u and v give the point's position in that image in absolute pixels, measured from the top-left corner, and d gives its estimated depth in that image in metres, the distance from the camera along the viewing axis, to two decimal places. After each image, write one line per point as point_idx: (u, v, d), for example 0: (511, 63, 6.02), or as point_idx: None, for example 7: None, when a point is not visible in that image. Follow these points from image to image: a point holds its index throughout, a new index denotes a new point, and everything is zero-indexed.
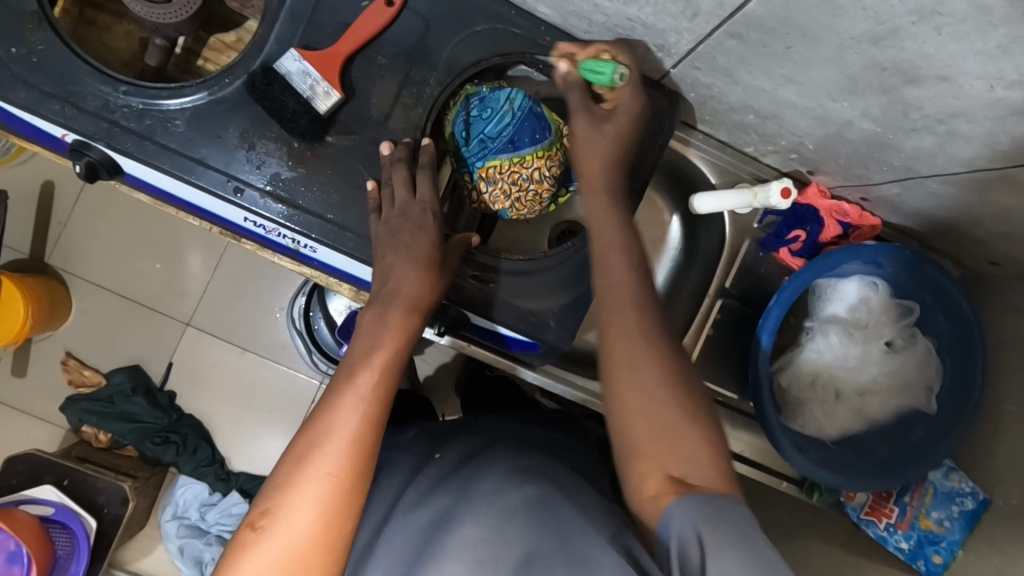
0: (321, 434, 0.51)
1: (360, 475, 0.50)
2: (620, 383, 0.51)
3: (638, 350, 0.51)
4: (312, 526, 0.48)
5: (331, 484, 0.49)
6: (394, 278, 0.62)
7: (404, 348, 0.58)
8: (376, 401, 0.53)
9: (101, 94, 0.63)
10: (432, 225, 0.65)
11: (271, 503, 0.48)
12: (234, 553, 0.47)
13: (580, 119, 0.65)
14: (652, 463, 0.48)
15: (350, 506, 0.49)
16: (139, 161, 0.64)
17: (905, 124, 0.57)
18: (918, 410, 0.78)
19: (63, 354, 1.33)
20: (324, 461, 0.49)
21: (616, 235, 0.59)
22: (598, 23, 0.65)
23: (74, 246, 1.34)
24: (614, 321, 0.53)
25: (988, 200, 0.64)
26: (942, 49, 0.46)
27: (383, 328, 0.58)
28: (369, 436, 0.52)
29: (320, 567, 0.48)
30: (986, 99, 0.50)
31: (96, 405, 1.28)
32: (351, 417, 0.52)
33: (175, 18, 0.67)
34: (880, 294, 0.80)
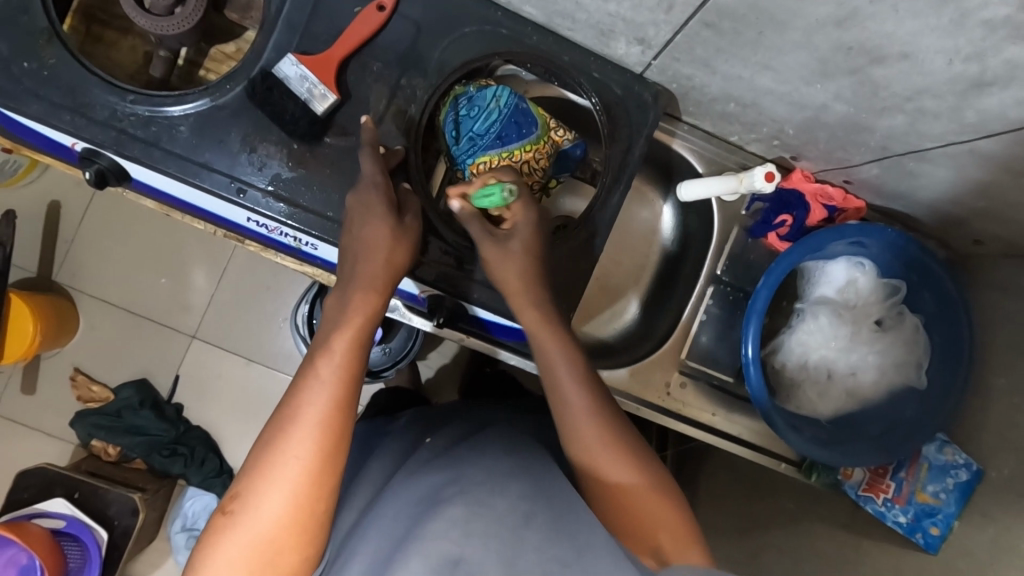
0: (289, 419, 0.53)
1: (331, 456, 0.53)
2: (591, 473, 0.57)
3: (594, 434, 0.57)
4: (283, 509, 0.50)
5: (300, 470, 0.51)
6: (361, 263, 0.62)
7: (364, 329, 0.59)
8: (337, 385, 0.55)
9: (109, 104, 0.66)
10: (380, 199, 0.65)
11: (240, 490, 0.51)
12: (207, 539, 0.50)
13: (489, 248, 0.66)
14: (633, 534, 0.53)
15: (323, 488, 0.52)
16: (147, 167, 0.67)
17: (877, 104, 0.60)
18: (908, 386, 0.80)
19: (71, 369, 1.36)
20: (290, 449, 0.51)
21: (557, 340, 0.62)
22: (582, 20, 0.68)
23: (82, 261, 1.37)
24: (573, 432, 0.58)
25: (964, 176, 0.67)
26: (901, 27, 0.48)
27: (346, 313, 0.59)
28: (338, 419, 0.54)
29: (295, 545, 0.50)
30: (948, 73, 0.52)
31: (104, 420, 1.30)
32: (316, 404, 0.53)
33: (177, 29, 0.69)
34: (867, 274, 0.82)
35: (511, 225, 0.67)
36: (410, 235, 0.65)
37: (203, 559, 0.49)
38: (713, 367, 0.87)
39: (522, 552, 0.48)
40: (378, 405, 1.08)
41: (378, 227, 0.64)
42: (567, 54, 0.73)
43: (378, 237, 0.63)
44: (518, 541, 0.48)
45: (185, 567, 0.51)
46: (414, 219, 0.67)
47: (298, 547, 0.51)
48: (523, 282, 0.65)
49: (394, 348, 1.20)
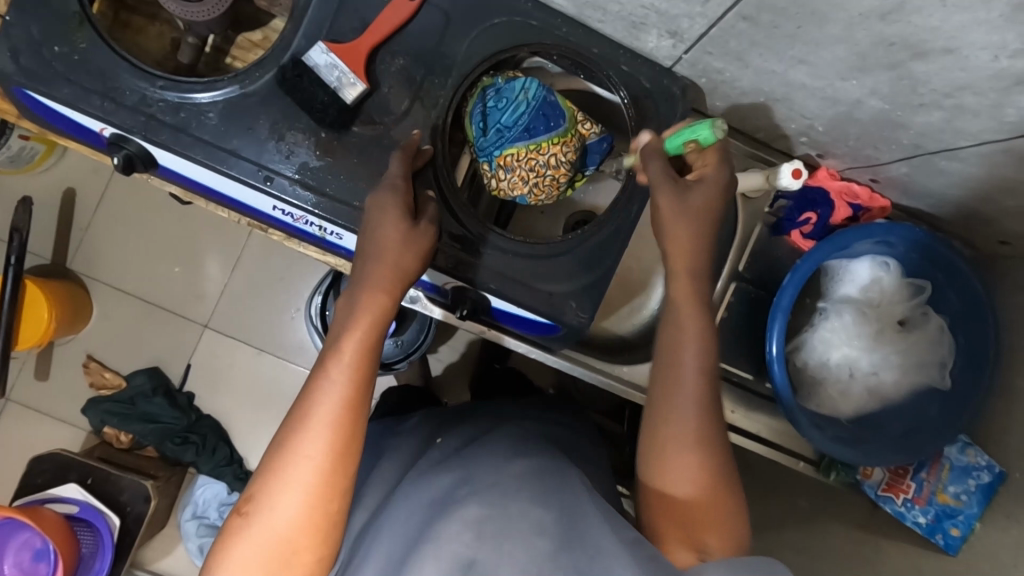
0: (300, 421, 0.53)
1: (343, 456, 0.53)
2: (656, 470, 0.55)
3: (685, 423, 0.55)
4: (296, 511, 0.51)
5: (315, 473, 0.52)
6: (371, 261, 0.61)
7: (374, 329, 0.59)
8: (347, 387, 0.55)
9: (139, 89, 0.66)
10: (399, 198, 0.64)
11: (255, 493, 0.52)
12: (224, 540, 0.51)
13: (664, 192, 0.61)
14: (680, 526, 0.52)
15: (336, 489, 0.53)
16: (175, 153, 0.68)
17: (914, 100, 0.59)
18: (932, 386, 0.79)
19: (85, 356, 1.36)
20: (304, 452, 0.52)
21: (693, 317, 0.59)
22: (613, 12, 0.68)
23: (98, 248, 1.37)
24: (661, 421, 0.56)
25: (997, 175, 0.66)
26: (948, 21, 0.48)
27: (355, 313, 0.59)
28: (348, 420, 0.54)
29: (311, 545, 0.51)
30: (991, 69, 0.51)
31: (117, 407, 1.31)
32: (328, 407, 0.54)
33: (205, 16, 0.69)
34: (892, 273, 0.81)
35: (698, 175, 0.62)
36: (423, 236, 0.64)
37: (220, 559, 0.51)
38: (733, 365, 0.87)
39: (539, 557, 0.47)
40: (389, 403, 1.09)
41: (391, 227, 0.62)
42: (596, 47, 0.73)
43: (391, 238, 0.62)
44: (533, 545, 0.48)
45: (202, 568, 0.52)
46: (429, 223, 0.65)
47: (313, 547, 0.52)
48: (692, 248, 0.60)
49: (407, 341, 1.21)
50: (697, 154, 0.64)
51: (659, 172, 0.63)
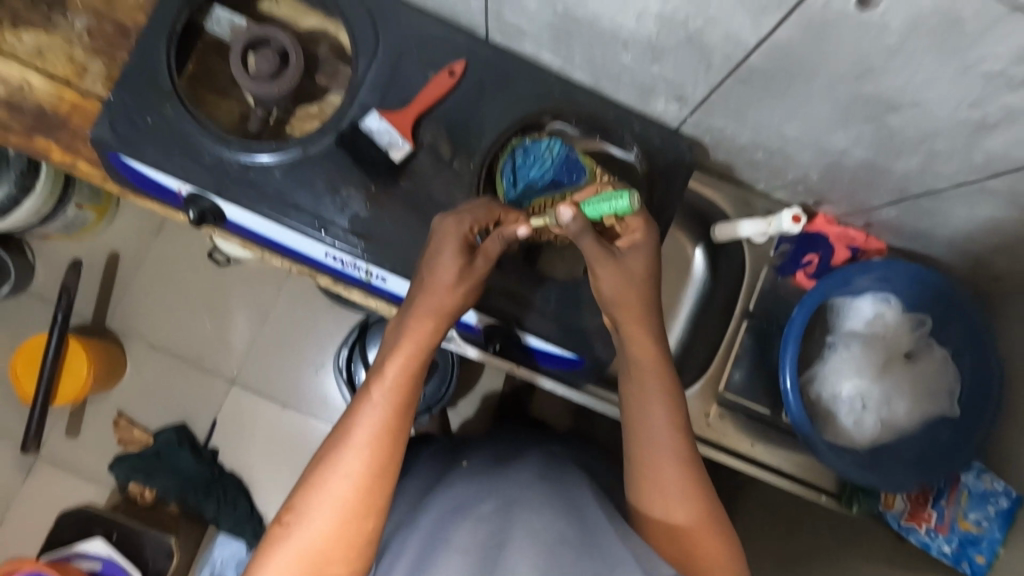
0: (343, 437, 0.58)
1: (379, 475, 0.58)
2: (651, 501, 0.61)
3: (673, 468, 0.60)
4: (331, 525, 0.55)
5: (352, 490, 0.56)
6: (421, 293, 0.65)
7: (417, 356, 0.63)
8: (387, 411, 0.59)
9: (215, 153, 0.77)
10: (461, 233, 0.67)
11: (296, 505, 0.56)
12: (266, 546, 0.55)
13: (603, 266, 0.66)
14: (686, 551, 0.58)
15: (370, 506, 0.57)
16: (244, 207, 0.77)
17: (894, 148, 0.67)
18: (944, 416, 0.83)
19: (115, 414, 1.45)
20: (343, 468, 0.57)
21: (659, 377, 0.64)
22: (625, 81, 0.78)
23: (138, 307, 1.48)
24: (658, 476, 0.60)
25: (979, 214, 0.73)
26: (911, 80, 0.56)
27: (399, 339, 0.63)
28: (389, 440, 0.59)
29: (343, 558, 0.56)
30: (955, 118, 0.59)
31: (144, 461, 1.37)
32: (368, 428, 0.58)
33: (275, 91, 0.79)
34: (893, 308, 0.87)
35: (629, 241, 0.67)
36: (474, 274, 0.66)
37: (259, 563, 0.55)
38: (749, 400, 0.92)
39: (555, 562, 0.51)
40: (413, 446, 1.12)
41: (448, 259, 0.66)
42: (612, 112, 0.83)
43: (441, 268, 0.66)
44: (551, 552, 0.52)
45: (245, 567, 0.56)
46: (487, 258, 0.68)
47: (344, 559, 0.56)
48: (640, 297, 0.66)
49: (429, 392, 1.28)
50: (618, 222, 0.68)
51: (593, 247, 0.65)
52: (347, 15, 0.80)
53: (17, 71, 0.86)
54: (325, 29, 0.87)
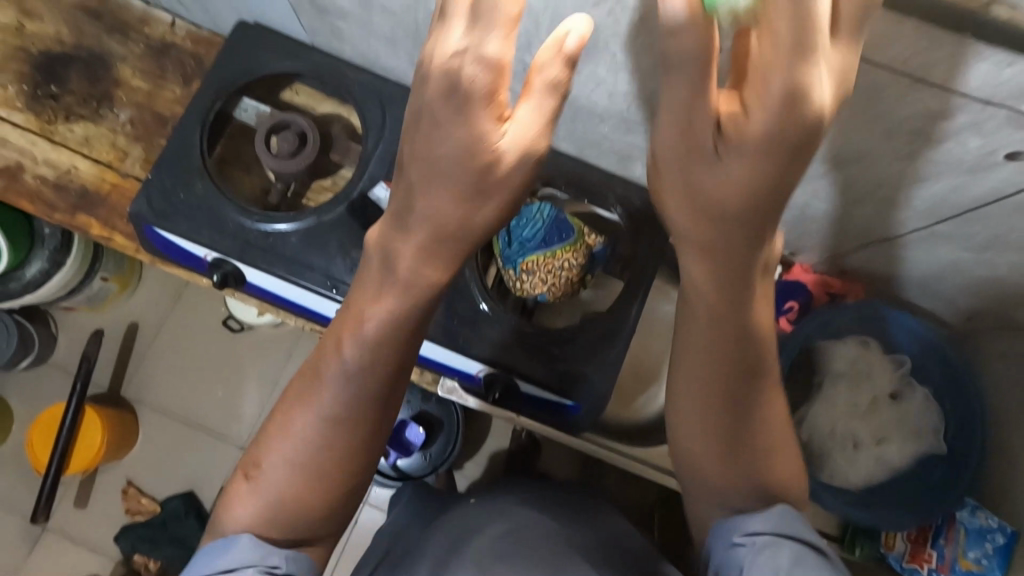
0: (300, 406, 0.63)
1: (343, 433, 0.62)
2: (704, 440, 0.60)
3: (736, 404, 0.58)
4: (292, 476, 0.62)
5: (315, 447, 0.62)
6: (404, 244, 0.57)
7: (390, 318, 0.59)
8: (355, 372, 0.61)
9: (238, 222, 0.85)
10: (437, 80, 0.48)
11: (262, 453, 0.64)
12: (238, 485, 0.64)
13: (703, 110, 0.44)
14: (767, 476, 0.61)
15: (334, 460, 0.63)
16: (263, 270, 0.85)
17: (849, 200, 0.74)
18: (933, 451, 0.86)
19: (123, 482, 1.49)
20: (309, 423, 0.62)
21: (728, 310, 0.54)
22: (606, 149, 0.87)
23: (155, 374, 1.54)
24: (723, 418, 0.59)
25: (938, 257, 0.79)
26: (848, 140, 0.63)
27: (378, 296, 0.59)
28: (346, 418, 0.62)
29: (309, 506, 0.63)
30: (895, 172, 0.66)
31: (149, 531, 1.43)
32: (336, 391, 0.61)
33: (295, 168, 0.88)
34: (874, 349, 0.90)
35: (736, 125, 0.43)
36: (479, 157, 0.51)
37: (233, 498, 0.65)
38: None
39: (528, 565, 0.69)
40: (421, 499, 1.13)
41: (440, 189, 0.53)
42: (596, 177, 0.92)
43: (460, 210, 0.54)
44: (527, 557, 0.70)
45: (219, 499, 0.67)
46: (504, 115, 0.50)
47: (310, 505, 0.63)
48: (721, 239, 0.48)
49: (435, 452, 1.32)
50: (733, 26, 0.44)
51: (671, 154, 0.47)
52: (359, 101, 0.92)
53: (66, 157, 0.97)
54: (339, 112, 0.98)
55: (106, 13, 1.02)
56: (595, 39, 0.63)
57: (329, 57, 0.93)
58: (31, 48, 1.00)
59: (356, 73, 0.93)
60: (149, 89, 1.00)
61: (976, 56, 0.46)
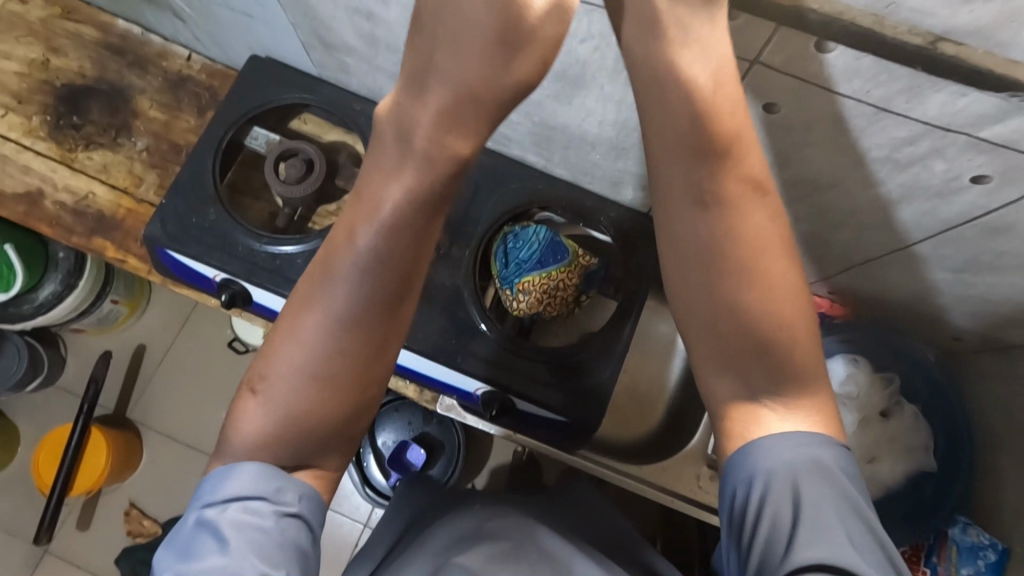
0: (306, 314, 0.70)
1: (344, 338, 0.69)
2: (704, 333, 0.64)
3: (731, 280, 0.62)
4: (301, 381, 0.69)
5: (320, 353, 0.69)
6: (412, 139, 0.66)
7: (391, 220, 0.68)
8: (359, 272, 0.68)
9: (247, 245, 0.89)
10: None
11: (270, 368, 0.70)
12: (246, 398, 0.70)
13: None
14: (784, 351, 0.61)
15: (337, 365, 0.69)
16: (270, 290, 0.88)
17: (830, 223, 0.77)
18: (924, 470, 0.87)
19: (126, 504, 1.51)
20: (315, 328, 0.69)
21: (704, 180, 0.61)
22: (599, 175, 0.91)
23: (161, 395, 1.57)
24: (720, 296, 0.63)
25: (919, 278, 0.81)
26: (823, 167, 0.66)
27: (378, 200, 0.68)
28: (354, 317, 0.69)
29: (315, 410, 0.69)
30: (870, 197, 0.69)
31: (151, 555, 1.43)
32: (341, 293, 0.69)
33: (302, 193, 0.92)
34: (864, 367, 0.91)
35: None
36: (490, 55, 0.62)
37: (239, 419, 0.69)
38: None
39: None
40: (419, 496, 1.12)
41: (451, 72, 0.64)
42: (590, 201, 0.95)
43: (483, 71, 0.64)
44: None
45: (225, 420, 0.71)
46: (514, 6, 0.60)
47: (315, 409, 0.69)
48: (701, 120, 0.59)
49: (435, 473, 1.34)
50: None
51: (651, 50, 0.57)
52: (364, 130, 0.97)
53: (84, 183, 1.02)
54: (344, 140, 1.03)
55: (128, 49, 1.08)
56: (583, 72, 0.68)
57: (337, 89, 0.99)
58: (56, 81, 1.06)
59: (362, 104, 0.98)
60: (165, 119, 1.06)
61: (933, 88, 0.50)
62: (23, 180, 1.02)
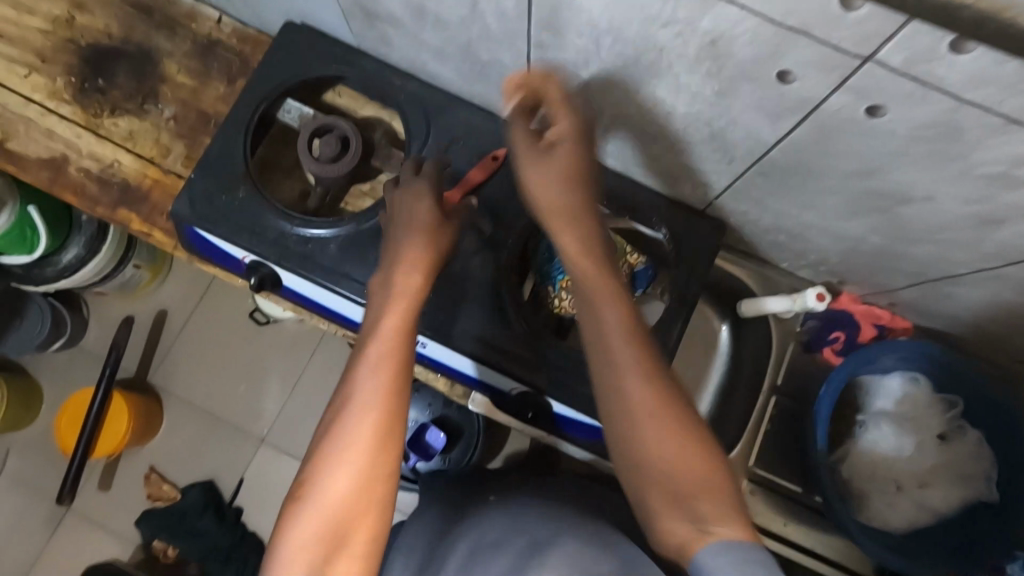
0: (339, 412, 0.62)
1: (383, 430, 0.61)
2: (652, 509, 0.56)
3: (658, 426, 0.56)
4: (344, 481, 0.58)
5: (360, 445, 0.60)
6: (405, 246, 0.74)
7: (408, 312, 0.69)
8: (384, 363, 0.64)
9: (277, 227, 0.85)
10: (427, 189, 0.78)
11: (308, 474, 0.59)
12: (286, 516, 0.59)
13: None
14: (692, 496, 0.54)
15: (377, 461, 0.60)
16: (300, 275, 0.85)
17: (908, 237, 0.71)
18: (981, 500, 0.82)
19: (146, 468, 1.50)
20: (350, 425, 0.60)
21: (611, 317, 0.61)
22: (653, 169, 0.84)
23: (181, 364, 1.55)
24: (636, 452, 0.57)
25: (998, 299, 0.75)
26: (917, 179, 0.61)
27: (392, 297, 0.69)
28: (389, 406, 0.62)
29: (365, 512, 0.58)
30: (963, 214, 0.63)
31: (166, 520, 1.42)
32: (368, 382, 0.62)
33: (336, 173, 0.87)
34: (922, 388, 0.87)
35: None
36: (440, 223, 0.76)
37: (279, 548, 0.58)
38: (779, 475, 0.91)
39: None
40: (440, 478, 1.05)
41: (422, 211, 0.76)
42: (640, 195, 0.89)
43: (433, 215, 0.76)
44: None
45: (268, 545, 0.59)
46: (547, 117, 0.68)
47: (365, 513, 0.58)
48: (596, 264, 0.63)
49: (455, 458, 1.32)
50: None
51: None
52: (403, 108, 0.91)
53: (110, 151, 0.98)
54: (381, 117, 0.97)
55: (156, 8, 1.02)
56: (657, 61, 0.61)
57: (376, 63, 0.92)
58: (81, 40, 1.01)
59: (401, 80, 0.92)
60: (194, 86, 1.00)
61: None
62: (48, 145, 0.98)
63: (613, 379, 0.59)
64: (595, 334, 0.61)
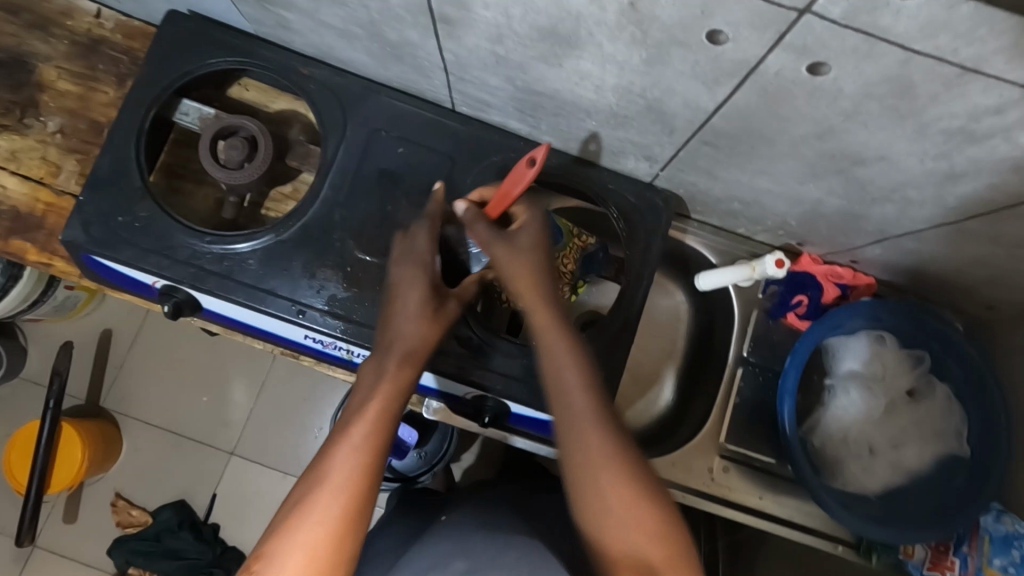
0: (306, 490, 0.53)
1: (354, 522, 0.53)
2: (605, 565, 0.52)
3: (613, 484, 0.52)
4: (301, 574, 0.50)
5: (323, 533, 0.51)
6: (395, 320, 0.66)
7: (398, 398, 0.60)
8: (364, 450, 0.55)
9: (189, 245, 0.76)
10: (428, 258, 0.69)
11: (263, 551, 0.51)
12: None
13: None
14: (649, 570, 0.50)
15: (341, 560, 0.51)
16: (219, 297, 0.76)
17: (866, 196, 0.67)
18: (954, 455, 0.81)
19: (112, 495, 1.42)
20: (317, 509, 0.52)
21: (572, 366, 0.57)
22: (594, 144, 0.78)
23: (129, 387, 1.46)
24: (593, 506, 0.53)
25: (961, 250, 0.72)
26: (873, 137, 0.56)
27: (381, 376, 0.61)
28: (362, 496, 0.53)
29: None
30: (923, 170, 0.59)
31: (143, 545, 1.35)
32: (344, 466, 0.54)
33: (247, 179, 0.78)
34: (890, 346, 0.84)
35: None
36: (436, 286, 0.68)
37: None
38: (753, 449, 0.88)
39: None
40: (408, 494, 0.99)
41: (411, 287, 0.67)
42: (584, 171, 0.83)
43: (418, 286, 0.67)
44: None
45: None
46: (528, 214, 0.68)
47: None
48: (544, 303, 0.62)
49: (430, 452, 1.23)
50: None
51: None
52: (314, 100, 0.82)
53: None
54: (296, 109, 0.88)
55: (21, 6, 0.90)
56: (575, 29, 0.54)
57: (277, 50, 0.82)
58: None
59: (310, 68, 0.82)
60: (80, 93, 0.89)
61: None
62: None
63: (580, 428, 0.55)
64: (559, 406, 0.56)
